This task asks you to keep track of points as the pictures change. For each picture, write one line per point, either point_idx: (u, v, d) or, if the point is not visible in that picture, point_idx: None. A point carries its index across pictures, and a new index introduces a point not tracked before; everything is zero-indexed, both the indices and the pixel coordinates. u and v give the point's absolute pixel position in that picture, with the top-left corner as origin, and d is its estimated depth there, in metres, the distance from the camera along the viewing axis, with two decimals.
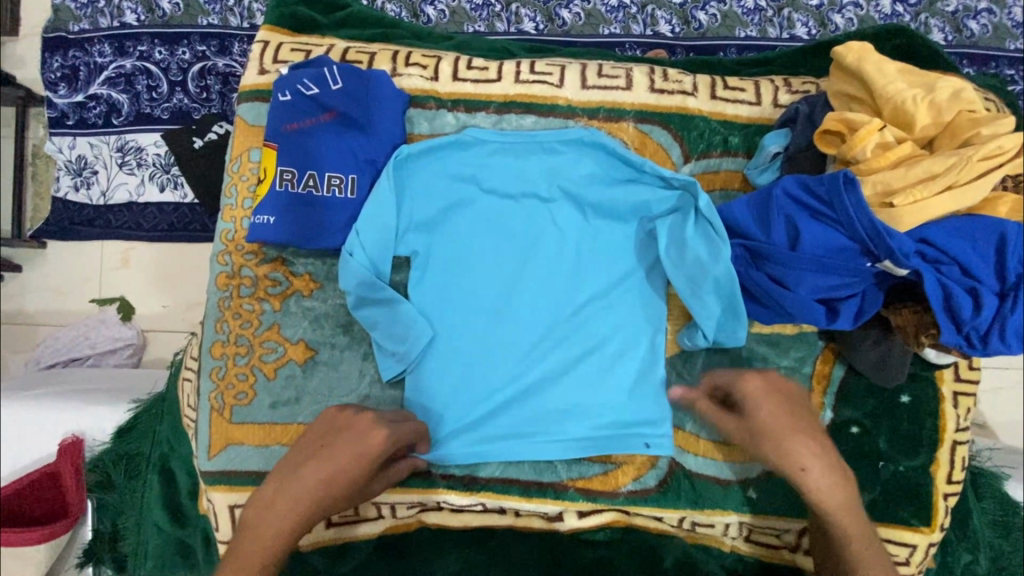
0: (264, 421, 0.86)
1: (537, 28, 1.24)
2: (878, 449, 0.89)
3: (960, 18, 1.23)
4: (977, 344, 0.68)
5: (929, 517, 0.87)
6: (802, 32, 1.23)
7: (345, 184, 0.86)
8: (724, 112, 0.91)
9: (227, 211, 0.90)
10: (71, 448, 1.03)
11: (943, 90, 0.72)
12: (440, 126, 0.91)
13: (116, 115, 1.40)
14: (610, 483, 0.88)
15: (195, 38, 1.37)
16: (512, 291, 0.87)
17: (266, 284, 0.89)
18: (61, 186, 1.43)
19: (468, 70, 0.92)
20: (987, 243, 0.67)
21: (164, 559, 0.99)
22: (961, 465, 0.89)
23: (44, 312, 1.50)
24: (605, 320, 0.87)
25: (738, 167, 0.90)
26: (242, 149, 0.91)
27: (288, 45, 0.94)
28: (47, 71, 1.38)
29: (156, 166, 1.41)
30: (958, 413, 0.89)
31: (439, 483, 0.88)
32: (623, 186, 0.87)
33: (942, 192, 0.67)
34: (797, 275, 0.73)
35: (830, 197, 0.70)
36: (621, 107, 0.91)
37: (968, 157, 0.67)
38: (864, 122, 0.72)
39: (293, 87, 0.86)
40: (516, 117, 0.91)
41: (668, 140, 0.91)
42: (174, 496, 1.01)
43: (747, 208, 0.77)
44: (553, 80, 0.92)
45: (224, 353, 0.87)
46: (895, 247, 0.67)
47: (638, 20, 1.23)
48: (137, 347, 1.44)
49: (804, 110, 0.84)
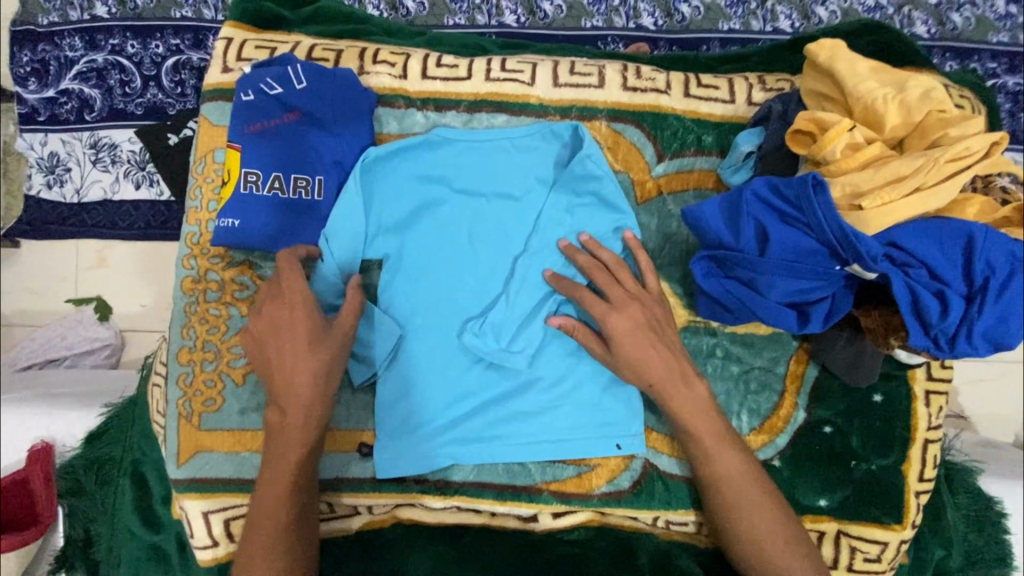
0: (234, 427, 0.85)
1: (518, 20, 1.21)
2: (850, 448, 0.89)
3: (944, 11, 1.22)
4: (944, 346, 0.68)
5: (900, 514, 0.88)
6: (785, 25, 1.22)
7: (312, 186, 0.84)
8: (698, 111, 0.90)
9: (192, 214, 0.88)
10: (40, 454, 1.02)
11: (913, 90, 0.71)
12: (409, 125, 0.90)
13: (88, 110, 1.36)
14: (584, 484, 0.88)
15: (168, 32, 1.33)
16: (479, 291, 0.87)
17: (232, 288, 0.87)
18: (33, 183, 1.39)
19: (438, 67, 0.90)
20: (954, 245, 0.66)
21: (138, 565, 0.98)
22: (932, 463, 0.89)
23: (20, 312, 1.47)
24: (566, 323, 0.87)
25: (711, 167, 0.90)
26: (206, 150, 0.89)
27: (252, 43, 0.91)
28: (15, 66, 1.34)
29: (131, 163, 1.38)
30: (929, 411, 0.89)
31: (413, 488, 0.87)
32: (576, 196, 0.88)
33: (911, 194, 0.66)
34: (768, 280, 0.73)
35: (799, 200, 0.70)
36: (594, 105, 0.90)
37: (935, 159, 0.66)
38: (834, 122, 0.72)
39: (256, 86, 0.84)
40: (487, 116, 0.90)
41: (642, 140, 0.90)
42: (146, 501, 1.00)
43: (717, 209, 0.75)
44: (525, 77, 0.90)
45: (191, 359, 0.86)
46: (863, 250, 0.67)
47: (620, 12, 1.21)
48: (116, 347, 1.42)
49: (778, 108, 0.84)
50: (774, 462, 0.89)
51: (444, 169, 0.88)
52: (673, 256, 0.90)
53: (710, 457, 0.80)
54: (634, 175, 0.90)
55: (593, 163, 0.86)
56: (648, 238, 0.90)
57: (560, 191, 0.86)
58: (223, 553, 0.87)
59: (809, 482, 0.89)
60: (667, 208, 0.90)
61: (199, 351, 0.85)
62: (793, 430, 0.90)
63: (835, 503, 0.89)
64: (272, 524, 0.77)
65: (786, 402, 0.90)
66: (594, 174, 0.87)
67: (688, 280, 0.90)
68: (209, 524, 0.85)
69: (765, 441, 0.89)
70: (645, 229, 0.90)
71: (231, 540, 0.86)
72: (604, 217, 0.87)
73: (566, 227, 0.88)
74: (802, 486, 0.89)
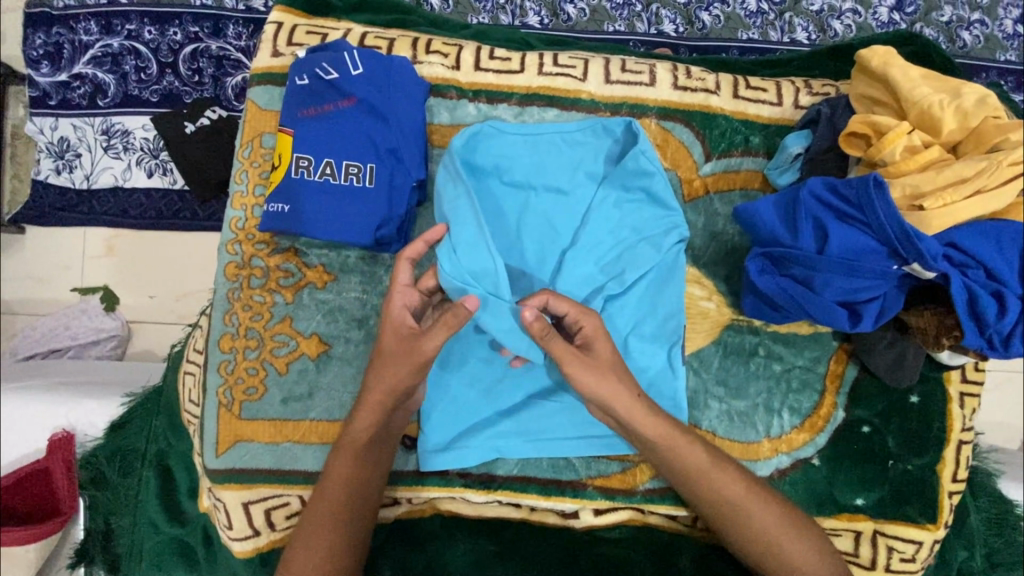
0: (275, 417, 0.83)
1: (541, 22, 1.22)
2: (887, 448, 0.90)
3: (954, 29, 1.26)
4: (998, 346, 0.69)
5: (934, 514, 0.90)
6: (802, 37, 1.24)
7: (364, 174, 0.82)
8: (746, 112, 0.91)
9: (237, 198, 0.87)
10: (61, 443, 0.97)
11: (969, 96, 0.72)
12: (461, 116, 0.89)
13: (101, 96, 1.30)
14: (628, 480, 0.88)
15: (188, 19, 1.28)
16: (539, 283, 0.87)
17: (277, 275, 0.86)
18: (42, 168, 1.33)
19: (490, 59, 0.90)
20: (1011, 247, 0.68)
21: (162, 559, 0.95)
22: (966, 464, 0.91)
23: (20, 301, 1.40)
24: (614, 321, 0.87)
25: (758, 167, 0.91)
26: (253, 135, 0.88)
27: (303, 28, 0.91)
28: (28, 49, 1.29)
29: (144, 151, 1.32)
30: (963, 413, 0.91)
31: (455, 482, 0.87)
32: (626, 192, 0.88)
33: (972, 195, 0.67)
34: (824, 278, 0.74)
35: (859, 200, 0.71)
36: (645, 103, 0.90)
37: (998, 162, 0.67)
38: (892, 125, 0.73)
39: (311, 70, 0.83)
40: (539, 110, 0.90)
41: (690, 139, 0.91)
42: (172, 493, 0.97)
43: (773, 208, 0.77)
44: (576, 73, 0.91)
45: (233, 346, 0.84)
46: (924, 250, 0.68)
47: (642, 18, 1.23)
48: (122, 339, 1.35)
49: (827, 112, 0.85)
50: (813, 460, 0.90)
51: (495, 161, 0.87)
52: (719, 254, 0.91)
53: (704, 490, 0.79)
54: (682, 174, 0.91)
55: (645, 160, 0.85)
56: (695, 236, 0.91)
57: (608, 186, 0.86)
58: (264, 542, 0.86)
59: (847, 481, 0.90)
60: (713, 207, 0.91)
61: (242, 338, 0.83)
62: (833, 429, 0.91)
63: (871, 501, 0.90)
64: (323, 526, 0.76)
65: (826, 401, 0.91)
66: (645, 171, 0.86)
67: (733, 278, 0.91)
68: (249, 515, 0.84)
69: (806, 440, 0.90)
70: (691, 228, 0.91)
71: (271, 530, 0.85)
72: (654, 214, 0.87)
73: (616, 222, 0.88)
74: (840, 484, 0.90)
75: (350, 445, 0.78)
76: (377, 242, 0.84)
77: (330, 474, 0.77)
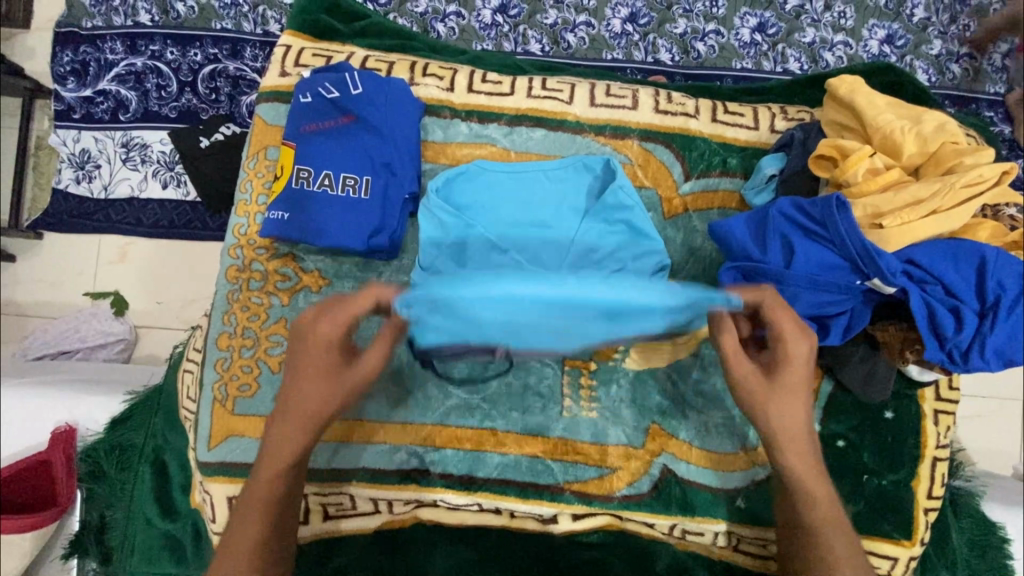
0: (266, 413, 0.87)
1: (543, 49, 1.29)
2: (862, 462, 0.92)
3: (943, 62, 1.30)
4: (958, 360, 0.73)
5: (910, 530, 0.91)
6: (795, 67, 1.29)
7: (359, 185, 0.88)
8: (724, 135, 0.96)
9: (242, 206, 0.93)
10: (63, 437, 1.03)
11: (928, 123, 0.77)
12: (454, 134, 0.95)
13: (123, 111, 1.38)
14: (605, 487, 0.89)
15: (208, 41, 1.36)
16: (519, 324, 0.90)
17: (275, 278, 0.91)
18: (63, 177, 1.40)
19: (482, 83, 0.97)
20: (968, 265, 0.72)
21: (152, 552, 0.98)
22: (940, 481, 0.92)
23: (33, 303, 1.45)
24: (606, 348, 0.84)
25: (735, 188, 0.95)
26: (260, 147, 0.95)
27: (309, 51, 0.98)
28: (57, 65, 1.37)
29: (161, 163, 1.39)
30: (938, 430, 0.93)
31: (436, 481, 0.89)
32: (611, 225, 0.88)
33: (928, 215, 0.72)
34: (793, 291, 0.77)
35: (823, 218, 0.75)
36: (627, 125, 0.96)
37: (951, 184, 0.72)
38: (856, 148, 0.77)
39: (315, 89, 0.90)
40: (526, 130, 0.95)
41: (670, 159, 0.95)
42: (165, 489, 1.01)
43: (746, 224, 0.80)
44: (563, 96, 0.96)
45: (230, 345, 0.89)
46: (884, 265, 0.72)
47: (639, 47, 1.29)
48: (129, 342, 1.40)
49: (799, 136, 0.90)
50: None
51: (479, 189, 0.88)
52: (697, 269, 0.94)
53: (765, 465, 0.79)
54: (662, 192, 0.95)
55: (626, 195, 0.88)
56: (674, 252, 0.95)
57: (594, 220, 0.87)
58: None
59: None
60: (692, 224, 0.95)
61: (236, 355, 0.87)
62: None
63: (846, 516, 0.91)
64: (288, 441, 0.78)
65: None
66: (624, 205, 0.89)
67: None
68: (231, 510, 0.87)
69: None
70: (670, 244, 0.95)
71: None
72: (637, 244, 0.87)
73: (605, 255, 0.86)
74: None
75: (292, 417, 0.78)
76: (369, 250, 0.88)
77: (298, 398, 0.77)
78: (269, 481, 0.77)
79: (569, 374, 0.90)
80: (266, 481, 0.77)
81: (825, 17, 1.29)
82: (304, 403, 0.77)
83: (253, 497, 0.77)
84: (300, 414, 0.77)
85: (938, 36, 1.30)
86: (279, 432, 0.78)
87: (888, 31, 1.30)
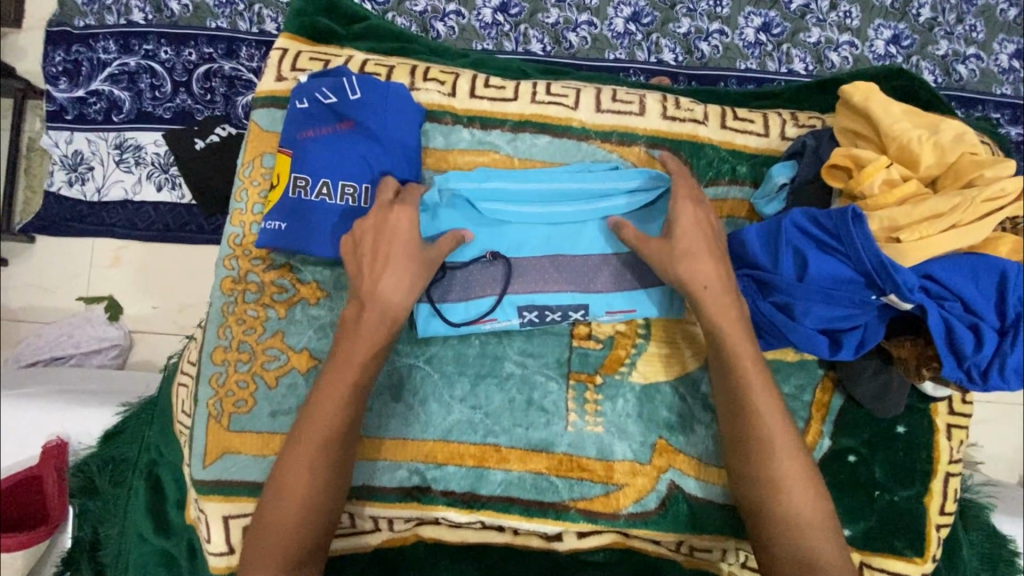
0: (264, 429, 0.85)
1: (544, 49, 1.26)
2: (874, 478, 0.90)
3: (950, 62, 1.28)
4: (977, 378, 0.71)
5: (923, 547, 0.89)
6: (800, 68, 1.27)
7: (359, 194, 0.85)
8: (733, 142, 0.93)
9: (237, 215, 0.90)
10: (54, 451, 1.02)
11: (947, 133, 0.75)
12: (456, 140, 0.92)
13: (116, 112, 1.35)
14: (612, 504, 0.87)
15: (202, 40, 1.33)
16: (523, 320, 0.85)
17: (272, 290, 0.88)
18: (54, 180, 1.37)
19: (485, 88, 0.94)
20: (987, 281, 0.70)
21: (147, 569, 0.95)
22: (953, 496, 0.90)
23: (26, 308, 1.42)
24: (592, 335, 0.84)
25: (745, 197, 0.92)
26: (255, 154, 0.92)
27: (307, 54, 0.95)
28: (48, 65, 1.34)
29: (155, 166, 1.36)
30: (951, 444, 0.91)
31: (438, 499, 0.87)
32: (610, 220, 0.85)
33: (947, 230, 0.70)
34: (804, 305, 0.75)
35: (838, 231, 0.73)
36: (634, 132, 0.93)
37: (972, 198, 0.70)
38: (872, 159, 0.75)
39: (312, 94, 0.87)
40: (531, 136, 0.93)
41: (678, 166, 0.93)
42: (160, 504, 0.98)
43: (758, 237, 0.78)
44: (568, 101, 0.94)
45: (226, 359, 0.86)
46: (901, 281, 0.70)
47: (643, 47, 1.26)
48: (123, 348, 1.38)
49: (812, 144, 0.86)
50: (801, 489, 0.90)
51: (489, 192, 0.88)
52: None
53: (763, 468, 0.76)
54: None
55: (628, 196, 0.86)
56: None
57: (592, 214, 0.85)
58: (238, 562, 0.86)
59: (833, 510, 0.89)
60: None
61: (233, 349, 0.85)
62: (819, 458, 0.90)
63: (858, 533, 0.89)
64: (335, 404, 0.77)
65: (812, 429, 0.90)
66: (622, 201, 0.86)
67: None
68: (228, 529, 0.84)
69: None
70: None
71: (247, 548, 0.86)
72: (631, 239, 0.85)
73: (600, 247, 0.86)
74: None
75: (336, 379, 0.78)
76: None
77: (341, 359, 0.79)
78: (316, 446, 0.76)
79: (574, 390, 0.88)
80: (313, 447, 0.76)
81: (831, 17, 1.27)
82: (349, 362, 0.78)
83: (301, 463, 0.76)
84: (344, 374, 0.78)
85: (944, 36, 1.28)
86: (322, 396, 0.77)
87: (894, 31, 1.27)
